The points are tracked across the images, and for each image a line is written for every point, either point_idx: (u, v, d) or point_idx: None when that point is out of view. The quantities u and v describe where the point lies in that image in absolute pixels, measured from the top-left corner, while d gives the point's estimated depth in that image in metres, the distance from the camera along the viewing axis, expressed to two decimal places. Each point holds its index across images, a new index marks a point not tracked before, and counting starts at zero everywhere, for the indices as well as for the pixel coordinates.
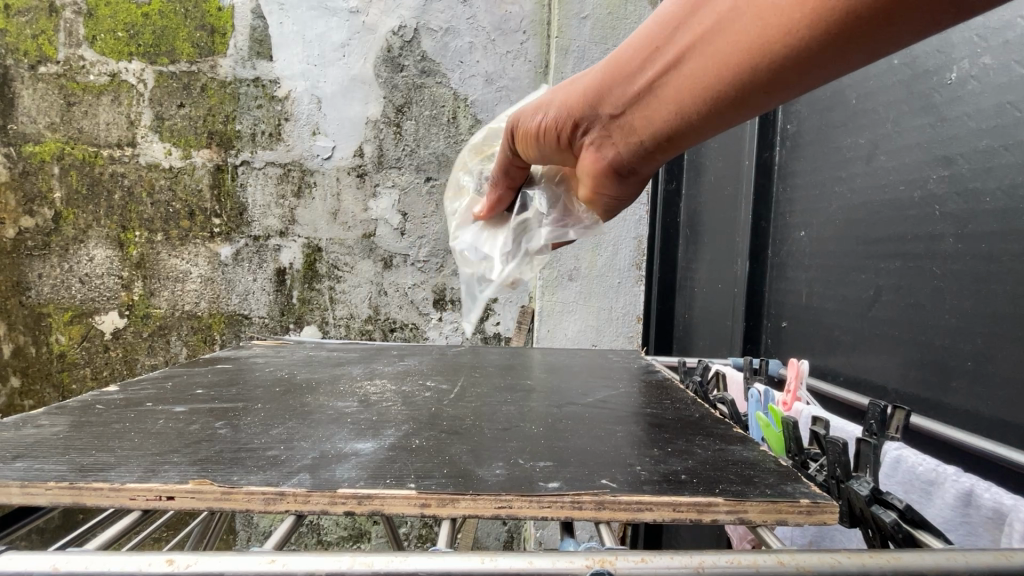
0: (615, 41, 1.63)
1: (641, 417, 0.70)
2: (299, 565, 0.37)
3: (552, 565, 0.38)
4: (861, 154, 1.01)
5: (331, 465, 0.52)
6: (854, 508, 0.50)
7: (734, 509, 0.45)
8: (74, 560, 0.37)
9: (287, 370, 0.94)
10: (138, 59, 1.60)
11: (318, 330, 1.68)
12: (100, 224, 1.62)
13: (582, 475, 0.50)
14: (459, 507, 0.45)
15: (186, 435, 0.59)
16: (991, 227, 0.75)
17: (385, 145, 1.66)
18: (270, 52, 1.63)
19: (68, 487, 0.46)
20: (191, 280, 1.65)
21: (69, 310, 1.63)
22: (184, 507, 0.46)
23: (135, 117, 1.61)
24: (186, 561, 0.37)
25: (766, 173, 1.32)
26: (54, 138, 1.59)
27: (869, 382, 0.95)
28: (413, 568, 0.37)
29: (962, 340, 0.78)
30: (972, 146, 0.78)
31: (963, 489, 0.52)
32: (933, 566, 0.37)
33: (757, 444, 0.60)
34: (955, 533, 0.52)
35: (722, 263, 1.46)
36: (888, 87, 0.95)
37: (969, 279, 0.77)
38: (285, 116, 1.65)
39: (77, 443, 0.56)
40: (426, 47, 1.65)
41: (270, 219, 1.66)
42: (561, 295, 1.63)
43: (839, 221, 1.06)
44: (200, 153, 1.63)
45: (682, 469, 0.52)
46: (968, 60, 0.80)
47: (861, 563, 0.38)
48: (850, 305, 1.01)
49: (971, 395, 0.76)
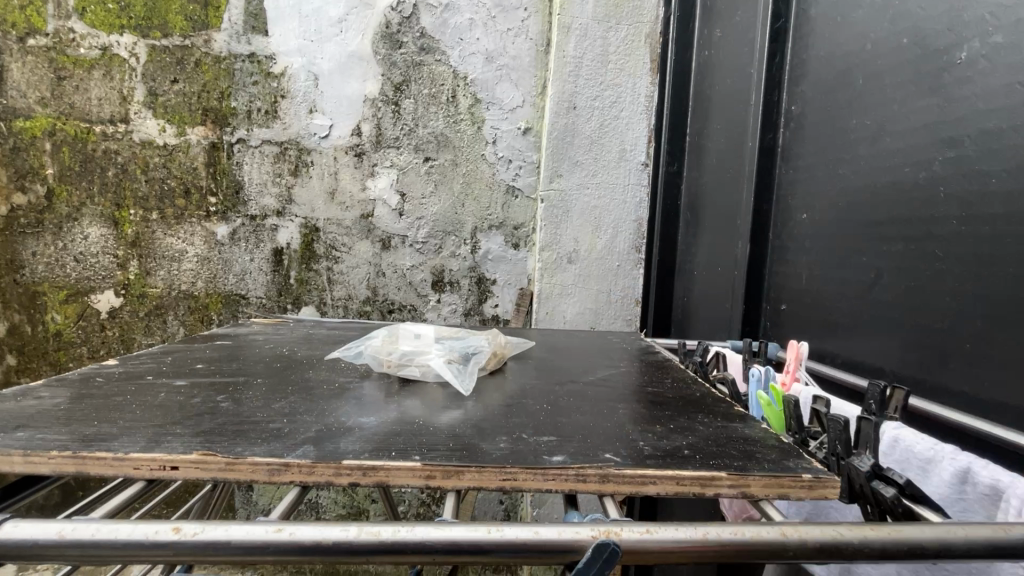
0: (618, 19, 1.59)
1: (642, 395, 0.70)
2: (305, 534, 0.37)
3: (558, 535, 0.38)
4: (866, 135, 1.00)
5: (335, 438, 0.52)
6: (853, 484, 0.50)
7: (736, 482, 0.46)
8: (80, 527, 0.37)
9: (287, 347, 0.93)
10: (129, 32, 1.56)
11: (316, 311, 1.67)
12: (94, 203, 1.59)
13: (585, 449, 0.51)
14: (463, 480, 0.46)
15: (188, 407, 0.59)
16: (995, 209, 0.74)
17: (383, 123, 1.64)
18: (266, 26, 1.60)
19: (72, 457, 0.46)
20: (187, 259, 1.64)
21: (64, 289, 1.61)
22: (189, 477, 0.46)
23: (127, 92, 1.58)
24: (192, 529, 0.37)
25: (770, 155, 1.30)
26: (45, 113, 1.56)
27: (868, 365, 0.96)
28: (420, 537, 0.37)
29: (961, 324, 0.78)
30: (980, 127, 0.77)
31: (960, 467, 0.53)
32: (932, 538, 0.38)
33: (758, 422, 0.60)
34: (951, 509, 0.52)
35: (722, 246, 1.46)
36: (896, 67, 0.94)
37: (970, 262, 0.77)
38: (281, 93, 1.62)
39: (79, 414, 0.56)
40: (425, 23, 1.61)
41: (267, 198, 1.64)
42: (561, 277, 1.63)
43: (842, 204, 1.06)
44: (195, 131, 1.60)
45: (684, 444, 0.53)
46: (978, 39, 0.78)
47: (862, 535, 0.38)
48: (851, 288, 1.01)
49: (969, 377, 0.77)
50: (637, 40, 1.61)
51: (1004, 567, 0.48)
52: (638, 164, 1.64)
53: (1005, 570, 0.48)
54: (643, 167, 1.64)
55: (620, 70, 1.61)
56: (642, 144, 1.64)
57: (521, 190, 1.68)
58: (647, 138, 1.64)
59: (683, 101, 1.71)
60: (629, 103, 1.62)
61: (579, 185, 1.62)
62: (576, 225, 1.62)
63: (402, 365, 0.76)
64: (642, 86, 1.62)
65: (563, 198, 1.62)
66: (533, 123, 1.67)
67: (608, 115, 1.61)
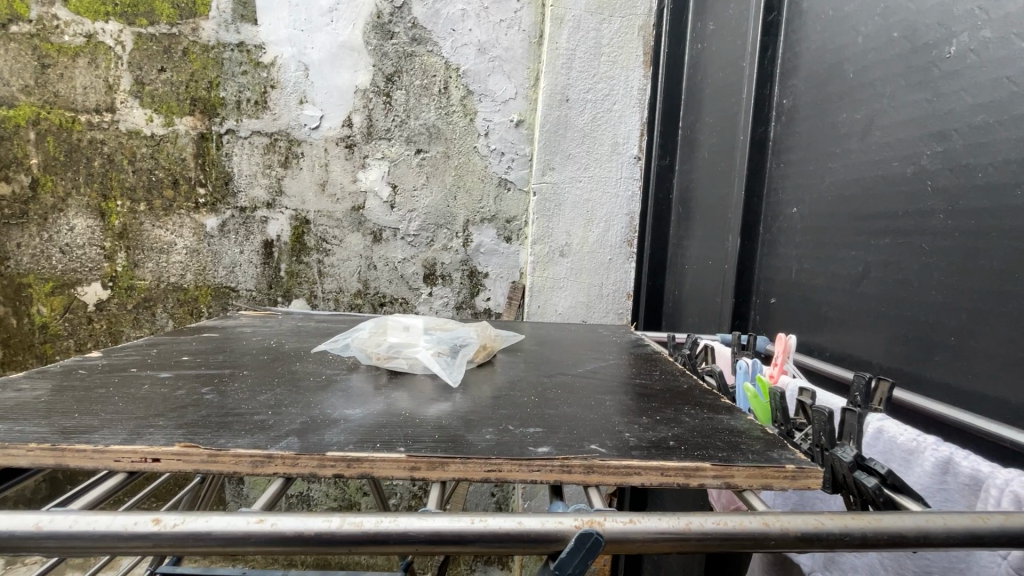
0: (611, 11, 1.58)
1: (630, 387, 0.70)
2: (287, 525, 0.37)
3: (542, 525, 0.38)
4: (856, 129, 1.00)
5: (320, 430, 0.51)
6: (836, 475, 0.51)
7: (721, 473, 0.46)
8: (58, 519, 0.37)
9: (275, 339, 0.93)
10: (115, 19, 1.53)
11: (307, 304, 1.66)
12: (80, 193, 1.57)
13: (572, 440, 0.51)
14: (448, 471, 0.45)
15: (172, 399, 0.58)
16: (982, 204, 0.75)
17: (374, 115, 1.62)
18: (255, 15, 1.57)
19: (50, 449, 0.45)
20: (176, 251, 1.62)
21: (50, 281, 1.59)
22: (171, 469, 0.45)
23: (113, 81, 1.55)
24: (172, 521, 0.37)
25: (761, 149, 1.31)
26: (28, 101, 1.53)
27: (855, 358, 0.97)
28: (403, 528, 0.37)
29: (946, 317, 0.79)
30: (967, 122, 0.78)
31: (942, 458, 0.53)
32: (911, 527, 0.38)
33: (743, 414, 0.61)
34: (933, 499, 0.53)
35: (713, 240, 1.47)
36: (887, 61, 0.94)
37: (956, 256, 0.78)
38: (270, 84, 1.60)
39: (60, 406, 0.55)
40: (417, 13, 1.60)
41: (256, 189, 1.62)
42: (553, 271, 1.63)
43: (831, 197, 1.06)
44: (183, 121, 1.58)
45: (670, 436, 0.53)
46: (967, 33, 0.78)
47: (842, 524, 0.39)
48: (839, 281, 1.02)
49: (953, 369, 0.77)
50: (629, 32, 1.60)
51: (984, 556, 0.48)
52: (630, 157, 1.63)
53: (984, 559, 0.48)
54: (635, 161, 1.63)
55: (612, 63, 1.60)
56: (634, 137, 1.63)
57: (514, 183, 1.68)
58: (639, 132, 1.63)
59: (675, 94, 1.71)
60: (621, 96, 1.61)
61: (571, 178, 1.62)
62: (568, 218, 1.62)
63: (390, 357, 0.75)
64: (635, 79, 1.62)
65: (555, 192, 1.61)
66: (526, 115, 1.66)
67: (600, 109, 1.60)
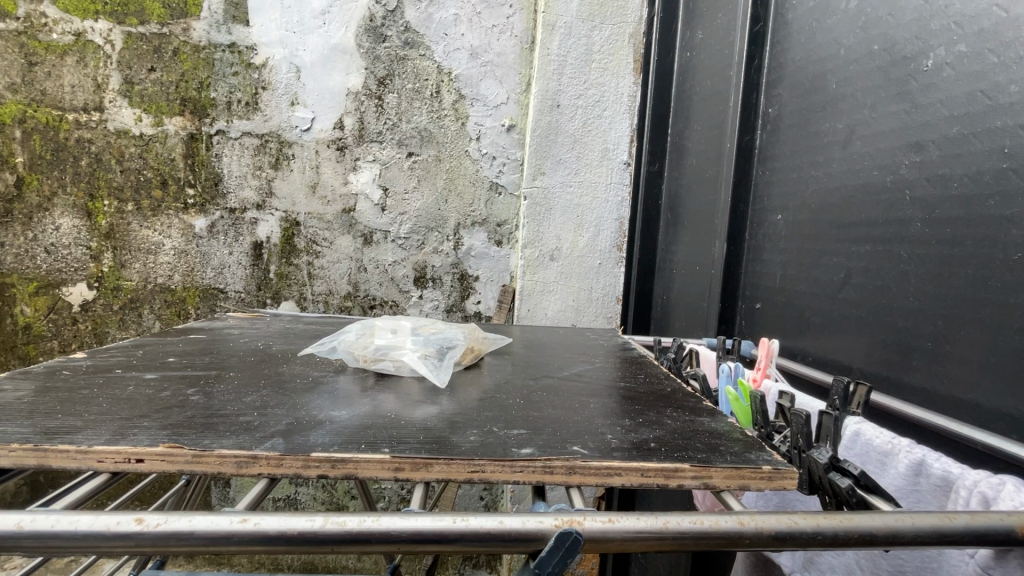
0: (602, 18, 1.60)
1: (615, 390, 0.71)
2: (271, 525, 0.37)
3: (523, 524, 0.39)
4: (839, 138, 1.02)
5: (305, 431, 0.52)
6: (812, 475, 0.52)
7: (699, 474, 0.47)
8: (39, 519, 0.37)
9: (262, 341, 0.93)
10: (104, 17, 1.52)
11: (296, 305, 1.65)
12: (66, 193, 1.55)
13: (555, 442, 0.52)
14: (432, 471, 0.46)
15: (157, 400, 0.58)
16: (956, 212, 0.77)
17: (366, 118, 1.62)
18: (247, 17, 1.57)
19: (33, 449, 0.45)
20: (163, 252, 1.61)
21: (34, 281, 1.57)
22: (154, 469, 0.45)
23: (102, 80, 1.54)
24: (155, 521, 0.37)
25: (747, 156, 1.33)
26: (15, 100, 1.52)
27: (836, 362, 0.98)
28: (385, 527, 0.38)
29: (923, 323, 0.81)
30: (943, 133, 0.80)
31: (915, 460, 0.54)
32: (881, 526, 0.39)
33: (725, 416, 0.62)
34: (906, 500, 0.54)
35: (701, 245, 1.48)
36: (868, 72, 0.96)
37: (932, 263, 0.80)
38: (262, 85, 1.60)
39: (43, 406, 0.55)
40: (410, 17, 1.60)
41: (246, 190, 1.62)
42: (543, 275, 1.64)
43: (815, 205, 1.08)
44: (172, 121, 1.58)
45: (651, 438, 0.54)
46: (943, 48, 0.81)
47: (816, 524, 0.40)
48: (822, 287, 1.04)
49: (928, 374, 0.79)
50: (620, 39, 1.62)
51: (954, 555, 0.50)
52: (620, 163, 1.65)
53: (954, 558, 0.50)
54: (625, 166, 1.65)
55: (602, 69, 1.62)
56: (624, 142, 1.65)
57: (505, 187, 1.69)
58: (629, 138, 1.65)
59: (664, 101, 1.74)
60: (611, 102, 1.63)
61: (561, 183, 1.63)
62: (558, 223, 1.64)
63: (377, 360, 0.76)
64: (625, 86, 1.63)
65: (546, 195, 1.63)
66: (518, 120, 1.67)
67: (591, 114, 1.62)
